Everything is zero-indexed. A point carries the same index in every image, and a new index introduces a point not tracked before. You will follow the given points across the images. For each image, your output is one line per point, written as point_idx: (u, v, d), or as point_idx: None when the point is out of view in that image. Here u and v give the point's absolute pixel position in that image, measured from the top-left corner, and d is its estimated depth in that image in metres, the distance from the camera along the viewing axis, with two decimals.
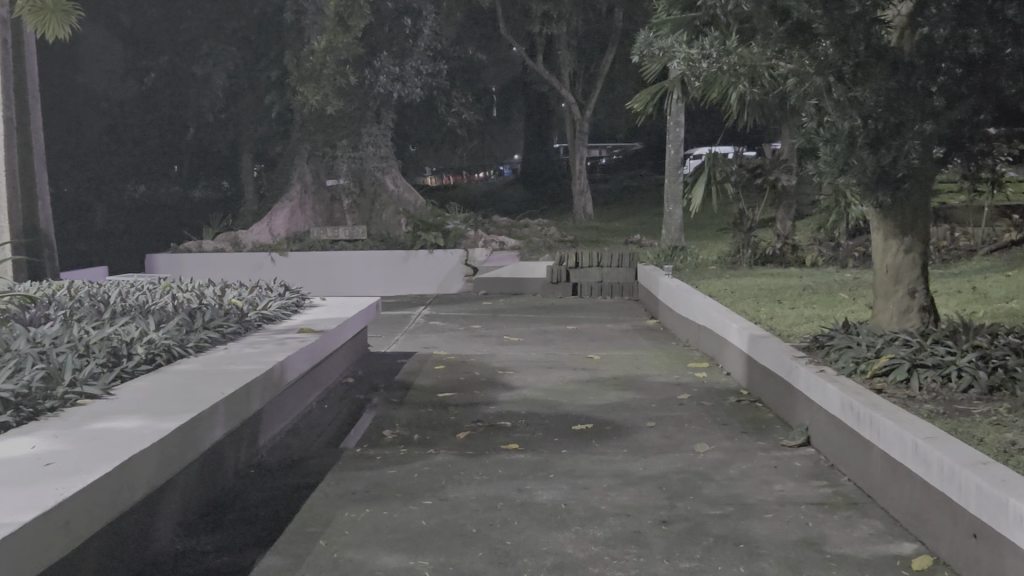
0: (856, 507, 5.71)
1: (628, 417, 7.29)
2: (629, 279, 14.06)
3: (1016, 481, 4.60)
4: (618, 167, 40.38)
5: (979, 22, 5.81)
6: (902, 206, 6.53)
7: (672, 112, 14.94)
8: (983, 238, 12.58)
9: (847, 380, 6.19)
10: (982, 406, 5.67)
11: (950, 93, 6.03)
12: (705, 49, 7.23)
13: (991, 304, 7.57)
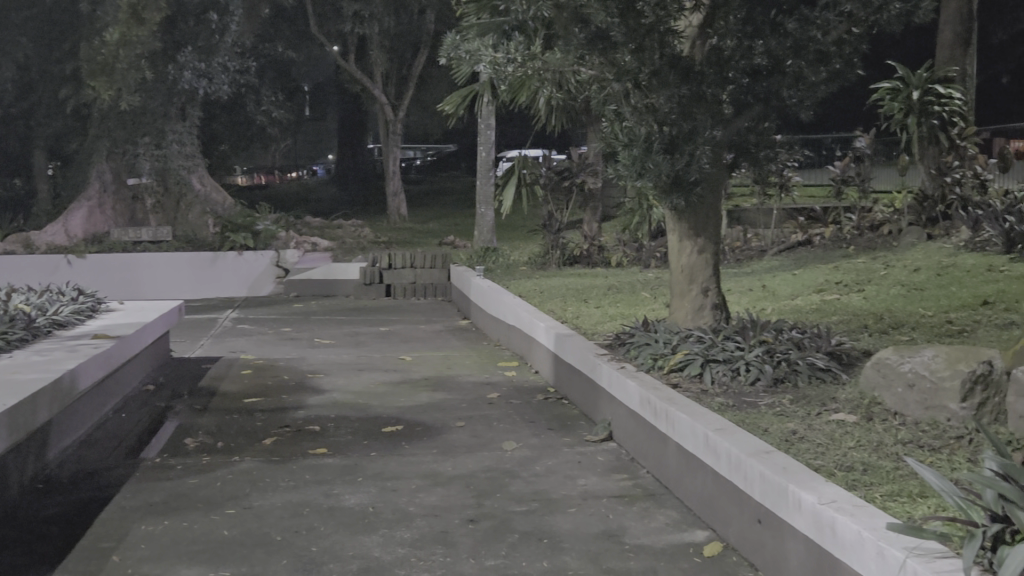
0: (652, 498, 5.94)
1: (437, 417, 7.32)
2: (442, 279, 14.13)
3: (796, 468, 4.91)
4: (433, 169, 40.48)
5: (764, 34, 6.26)
6: (695, 208, 6.82)
7: (483, 115, 15.01)
8: (773, 239, 13.36)
9: (645, 375, 6.46)
10: (767, 398, 6.02)
11: (738, 103, 6.43)
12: (511, 53, 7.31)
13: (778, 301, 8.03)
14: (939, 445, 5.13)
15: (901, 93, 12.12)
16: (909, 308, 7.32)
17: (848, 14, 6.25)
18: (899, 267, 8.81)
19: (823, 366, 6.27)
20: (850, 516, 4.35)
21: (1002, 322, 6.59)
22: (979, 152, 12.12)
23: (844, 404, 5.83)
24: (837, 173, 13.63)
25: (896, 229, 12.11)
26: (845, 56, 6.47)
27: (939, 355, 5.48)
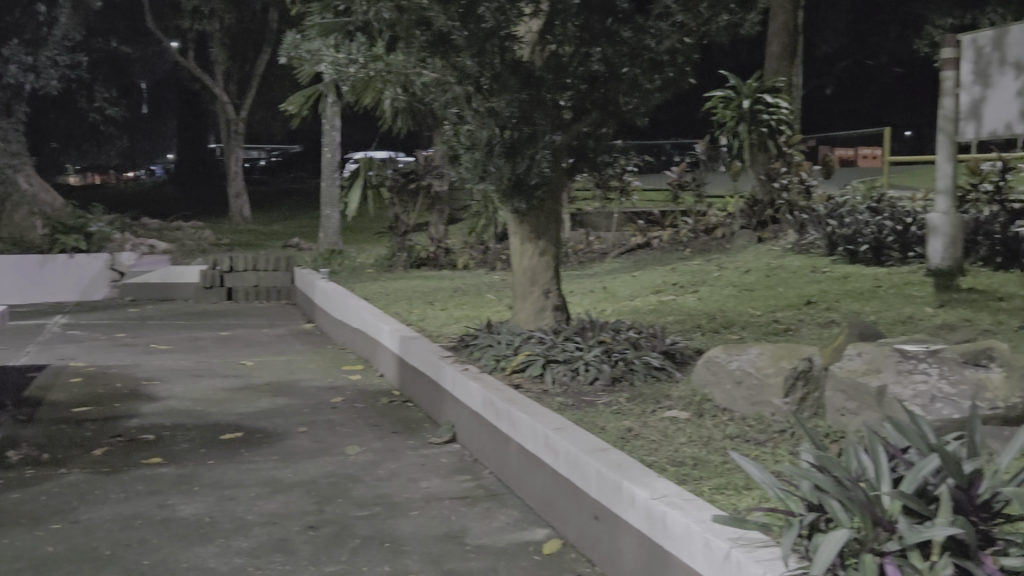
0: (495, 498, 6.00)
1: (279, 423, 7.19)
2: (286, 283, 13.89)
3: (630, 464, 5.05)
4: (279, 170, 39.80)
5: (601, 43, 6.39)
6: (536, 211, 6.92)
7: (328, 116, 14.86)
8: (614, 242, 13.70)
9: (488, 377, 6.52)
10: (605, 397, 6.16)
11: (577, 109, 6.68)
12: (353, 54, 7.30)
13: (617, 302, 8.25)
14: (764, 439, 5.37)
15: (733, 101, 12.59)
16: (740, 308, 7.63)
17: (680, 24, 6.51)
18: (731, 269, 9.18)
19: (658, 365, 6.48)
20: (679, 510, 4.50)
21: (823, 321, 6.95)
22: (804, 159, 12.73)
23: (677, 401, 6.03)
24: (674, 178, 13.99)
25: (729, 233, 12.67)
26: (677, 65, 6.69)
27: (765, 352, 5.76)
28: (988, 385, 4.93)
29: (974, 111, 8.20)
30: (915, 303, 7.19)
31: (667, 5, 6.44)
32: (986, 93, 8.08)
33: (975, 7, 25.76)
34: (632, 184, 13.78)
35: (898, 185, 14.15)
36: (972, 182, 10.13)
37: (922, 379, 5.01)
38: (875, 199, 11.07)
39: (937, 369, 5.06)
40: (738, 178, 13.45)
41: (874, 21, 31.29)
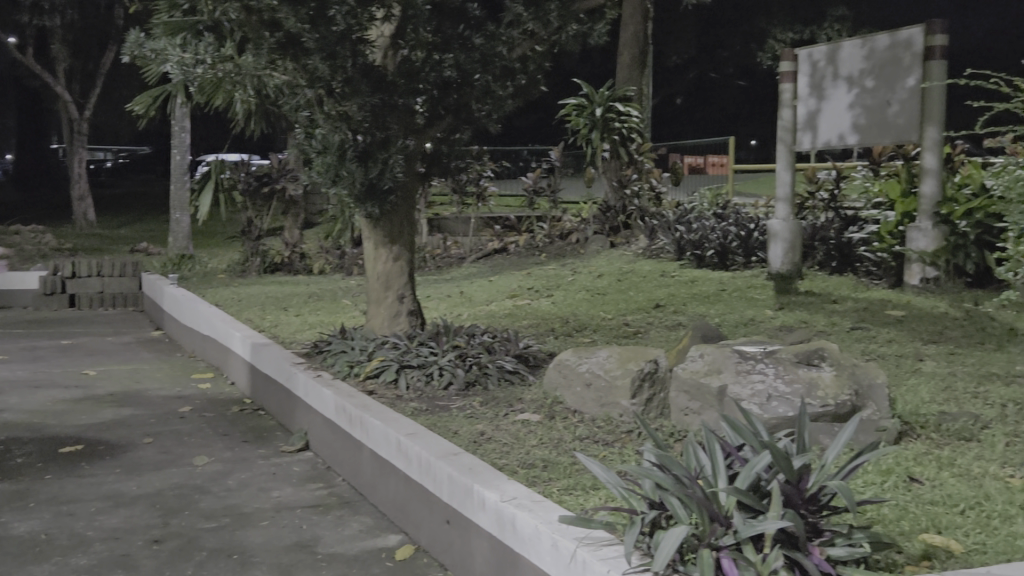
0: (348, 505, 5.94)
1: (123, 435, 6.93)
2: (133, 289, 13.43)
3: (481, 467, 5.09)
4: (127, 171, 38.40)
5: (453, 49, 6.45)
6: (390, 216, 6.89)
7: (177, 116, 14.40)
8: (472, 247, 13.79)
9: (341, 383, 6.45)
10: (459, 401, 6.19)
11: (431, 113, 6.71)
12: (200, 53, 7.12)
13: (473, 307, 8.30)
14: (612, 440, 5.50)
15: (585, 109, 12.89)
16: (592, 311, 7.79)
17: (531, 33, 6.63)
18: (585, 273, 9.37)
19: (511, 369, 6.54)
20: (528, 511, 4.55)
21: (671, 323, 7.16)
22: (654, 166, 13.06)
23: (529, 404, 6.11)
24: (530, 184, 14.18)
25: (582, 238, 12.88)
26: (528, 73, 6.81)
27: (613, 355, 5.91)
28: (820, 384, 5.16)
29: (809, 122, 9.53)
30: (756, 306, 7.50)
31: (518, 13, 6.53)
32: (820, 106, 9.40)
33: (814, 23, 29.04)
34: (488, 190, 13.95)
35: (745, 192, 14.71)
36: (810, 190, 10.62)
37: (759, 379, 5.23)
38: (720, 205, 11.50)
39: (773, 368, 5.28)
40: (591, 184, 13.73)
41: (722, 32, 32.18)
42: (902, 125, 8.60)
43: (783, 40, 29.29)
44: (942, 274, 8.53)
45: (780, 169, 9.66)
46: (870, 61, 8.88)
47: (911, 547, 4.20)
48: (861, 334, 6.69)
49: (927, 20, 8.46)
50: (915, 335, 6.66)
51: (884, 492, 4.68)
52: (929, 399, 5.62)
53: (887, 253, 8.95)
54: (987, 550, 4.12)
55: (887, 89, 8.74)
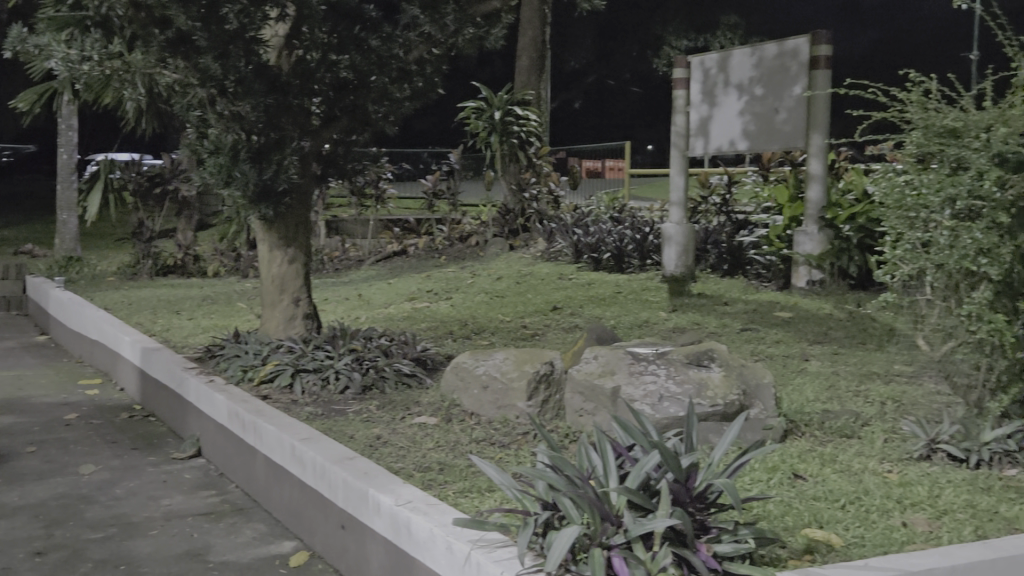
0: (241, 512, 5.84)
1: (4, 444, 6.68)
2: (17, 292, 12.94)
3: (376, 471, 5.06)
4: (10, 170, 36.90)
5: (349, 50, 6.41)
6: (285, 218, 6.80)
7: (63, 114, 13.91)
8: (371, 249, 13.72)
9: (234, 388, 6.34)
10: (355, 405, 6.15)
11: (326, 115, 6.69)
12: (86, 50, 6.88)
13: (371, 310, 8.24)
14: (508, 442, 5.54)
15: (484, 112, 12.98)
16: (491, 314, 7.83)
17: (427, 36, 6.65)
18: (484, 275, 9.40)
19: (408, 372, 6.52)
20: (423, 515, 4.54)
21: (568, 326, 7.24)
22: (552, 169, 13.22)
23: (426, 407, 6.09)
24: (429, 186, 14.18)
25: (482, 240, 12.88)
26: (425, 75, 6.78)
27: (509, 357, 5.94)
28: (710, 384, 5.29)
29: (702, 128, 9.84)
30: (651, 308, 7.64)
31: (414, 15, 6.56)
32: (712, 112, 9.70)
33: (708, 32, 29.81)
34: (387, 193, 13.97)
35: (642, 196, 14.97)
36: (703, 194, 10.85)
37: (651, 380, 5.33)
38: (617, 209, 11.68)
39: (665, 369, 5.38)
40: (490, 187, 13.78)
41: (619, 39, 32.65)
42: (789, 132, 8.89)
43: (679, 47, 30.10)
44: (827, 276, 8.76)
45: (674, 174, 9.92)
46: (758, 70, 9.19)
47: (795, 542, 4.34)
48: (750, 335, 6.87)
49: (812, 31, 8.73)
50: (801, 336, 6.87)
51: (770, 488, 4.82)
52: (813, 398, 5.81)
53: (776, 256, 9.16)
54: (866, 542, 4.27)
55: (775, 97, 9.03)
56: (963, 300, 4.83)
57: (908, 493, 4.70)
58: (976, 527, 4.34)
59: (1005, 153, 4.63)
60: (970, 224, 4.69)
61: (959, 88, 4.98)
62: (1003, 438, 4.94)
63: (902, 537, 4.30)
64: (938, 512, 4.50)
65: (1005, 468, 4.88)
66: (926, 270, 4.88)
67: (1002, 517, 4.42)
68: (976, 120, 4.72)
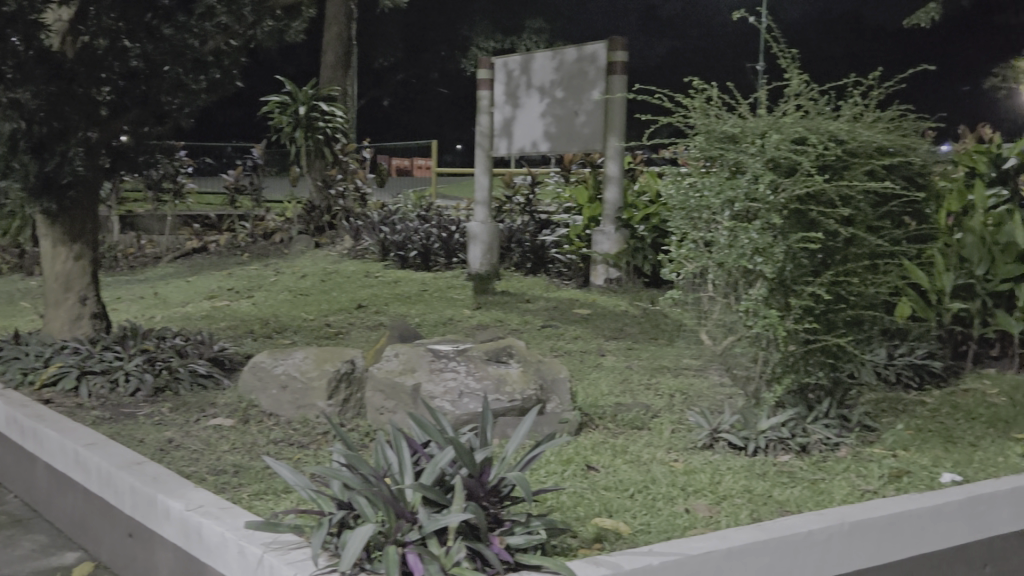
0: (20, 524, 5.50)
1: None
2: None
3: (166, 476, 4.88)
4: None
5: (139, 39, 6.24)
6: (70, 213, 6.47)
7: None
8: (168, 246, 13.24)
9: (13, 392, 5.97)
10: (146, 407, 5.91)
11: (115, 104, 6.37)
12: None
13: (168, 309, 7.94)
14: (307, 441, 5.45)
15: (288, 107, 12.77)
16: (293, 312, 7.70)
17: (225, 27, 6.43)
18: (288, 273, 9.24)
19: (204, 373, 6.33)
20: (214, 519, 4.41)
21: (371, 324, 7.21)
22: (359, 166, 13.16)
23: (222, 409, 5.92)
24: (230, 182, 13.70)
25: (286, 238, 12.68)
26: (223, 67, 6.68)
27: (308, 356, 5.86)
28: (508, 379, 5.40)
29: (505, 128, 10.00)
30: (454, 305, 7.71)
31: (210, 5, 6.29)
32: (515, 113, 9.87)
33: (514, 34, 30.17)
34: (187, 187, 13.34)
35: (452, 195, 15.07)
36: (507, 194, 11.03)
37: (451, 376, 5.37)
38: (423, 208, 11.75)
39: (464, 366, 5.44)
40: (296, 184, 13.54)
41: (426, 39, 32.84)
42: (589, 134, 9.17)
43: (484, 49, 30.57)
44: (623, 274, 9.13)
45: (478, 173, 10.05)
46: (559, 73, 9.44)
47: (585, 531, 4.47)
48: (550, 331, 7.05)
49: (609, 37, 9.06)
50: (598, 332, 7.10)
51: (564, 480, 4.95)
52: (607, 391, 6.03)
53: (576, 255, 9.48)
54: (651, 530, 4.45)
55: (574, 100, 9.31)
56: (741, 297, 5.12)
57: (691, 480, 4.94)
58: (751, 511, 4.59)
59: (778, 158, 4.92)
60: (747, 225, 4.98)
61: (738, 95, 5.26)
62: (777, 426, 5.25)
63: (684, 522, 4.51)
64: (718, 497, 4.75)
65: (779, 454, 5.18)
66: (708, 268, 5.17)
67: (775, 501, 4.69)
68: (753, 126, 5.01)
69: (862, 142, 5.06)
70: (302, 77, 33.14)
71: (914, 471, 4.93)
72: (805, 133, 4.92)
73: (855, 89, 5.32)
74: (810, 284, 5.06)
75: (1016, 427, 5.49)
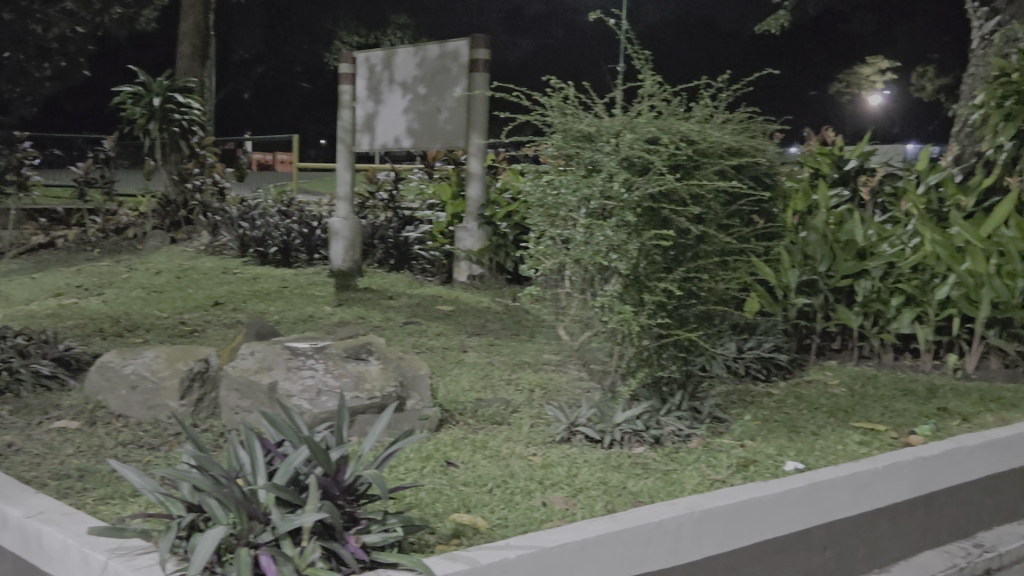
0: None
1: None
2: None
3: (4, 482, 4.65)
4: None
5: None
6: None
7: None
8: (11, 242, 12.48)
9: None
10: None
11: None
12: None
13: (10, 307, 7.56)
14: (158, 444, 5.28)
15: (141, 98, 12.38)
16: (146, 310, 7.45)
17: (69, 13, 6.31)
18: (141, 270, 8.92)
19: (48, 373, 6.06)
20: (56, 526, 4.22)
21: (228, 322, 7.03)
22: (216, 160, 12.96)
23: (67, 411, 5.68)
24: (78, 174, 13.16)
25: (140, 233, 12.32)
26: (68, 55, 6.44)
27: (160, 355, 5.68)
28: (367, 376, 5.35)
29: (368, 124, 9.93)
30: (315, 302, 7.61)
31: None
32: (377, 109, 9.80)
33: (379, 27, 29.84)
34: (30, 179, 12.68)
35: (312, 190, 14.96)
36: (370, 190, 10.95)
37: (309, 374, 5.27)
38: (284, 203, 11.53)
39: (322, 364, 5.36)
40: (149, 178, 13.14)
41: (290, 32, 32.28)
42: (451, 131, 9.19)
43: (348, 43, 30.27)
44: (486, 271, 9.21)
45: (340, 169, 9.95)
46: (421, 70, 9.45)
47: (443, 527, 4.47)
48: (412, 328, 7.03)
49: (471, 35, 9.07)
50: (460, 328, 7.13)
51: (423, 477, 4.93)
52: (468, 387, 6.05)
53: (439, 252, 9.55)
54: (508, 523, 4.49)
55: (437, 97, 9.31)
56: (597, 293, 5.22)
57: (548, 474, 5.00)
58: (606, 502, 4.68)
59: (631, 157, 5.02)
60: (603, 222, 5.07)
61: (593, 95, 5.35)
62: (632, 419, 5.37)
63: (541, 516, 4.57)
64: (575, 490, 4.82)
65: (633, 446, 5.30)
66: (565, 264, 5.27)
67: (628, 492, 4.80)
68: (607, 126, 5.09)
69: (711, 143, 5.23)
70: (159, 69, 32.16)
71: (760, 461, 5.12)
72: (658, 133, 5.04)
73: (705, 91, 5.50)
74: (662, 280, 5.19)
75: (855, 415, 5.77)
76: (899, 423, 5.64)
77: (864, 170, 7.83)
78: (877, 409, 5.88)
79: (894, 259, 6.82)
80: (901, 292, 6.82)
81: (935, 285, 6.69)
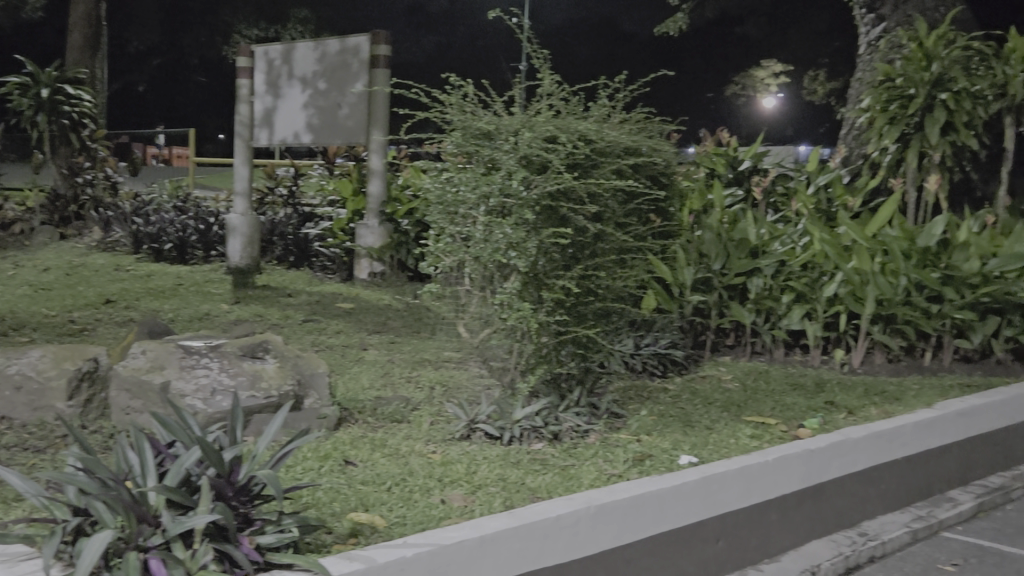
0: None
1: None
2: None
3: None
4: None
5: None
6: None
7: None
8: None
9: None
10: None
11: None
12: None
13: None
14: (44, 446, 5.11)
15: (28, 89, 11.93)
16: (33, 308, 7.19)
17: None
18: (28, 266, 8.61)
19: None
20: None
21: (120, 320, 6.85)
22: (109, 154, 12.62)
23: None
24: None
25: (27, 228, 11.71)
26: None
27: (46, 354, 5.45)
28: (264, 375, 5.27)
29: (266, 119, 9.78)
30: (212, 300, 7.46)
31: None
32: (276, 104, 9.67)
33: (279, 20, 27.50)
34: None
35: (210, 185, 14.77)
36: (269, 185, 10.80)
37: (203, 373, 5.17)
38: (180, 199, 11.28)
39: (217, 363, 5.26)
40: (37, 172, 12.55)
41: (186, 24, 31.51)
42: (351, 127, 9.08)
43: (249, 37, 27.95)
44: (387, 268, 9.11)
45: (238, 164, 9.78)
46: (321, 64, 9.35)
47: (340, 526, 4.42)
48: (312, 326, 6.95)
49: (372, 31, 9.01)
50: (361, 326, 7.07)
51: (320, 476, 4.87)
52: (368, 385, 6.02)
53: (339, 248, 9.50)
54: (406, 522, 4.47)
55: (337, 92, 9.22)
56: (496, 291, 5.23)
57: (447, 471, 5.00)
58: (504, 499, 4.70)
59: (530, 155, 5.06)
60: (502, 220, 5.10)
61: (492, 93, 5.38)
62: (531, 415, 5.41)
63: (439, 513, 4.56)
64: (473, 487, 4.83)
65: (532, 442, 5.35)
66: (464, 262, 5.26)
67: (527, 488, 4.83)
68: (506, 124, 5.12)
69: (608, 143, 5.31)
70: (48, 58, 31.08)
71: (655, 455, 5.21)
72: (556, 132, 5.09)
73: (603, 91, 5.58)
74: (560, 278, 5.25)
75: (747, 409, 5.93)
76: (788, 416, 5.81)
77: (757, 171, 8.04)
78: (768, 403, 6.05)
79: (785, 258, 7.04)
80: (791, 289, 7.02)
81: (824, 283, 6.94)
